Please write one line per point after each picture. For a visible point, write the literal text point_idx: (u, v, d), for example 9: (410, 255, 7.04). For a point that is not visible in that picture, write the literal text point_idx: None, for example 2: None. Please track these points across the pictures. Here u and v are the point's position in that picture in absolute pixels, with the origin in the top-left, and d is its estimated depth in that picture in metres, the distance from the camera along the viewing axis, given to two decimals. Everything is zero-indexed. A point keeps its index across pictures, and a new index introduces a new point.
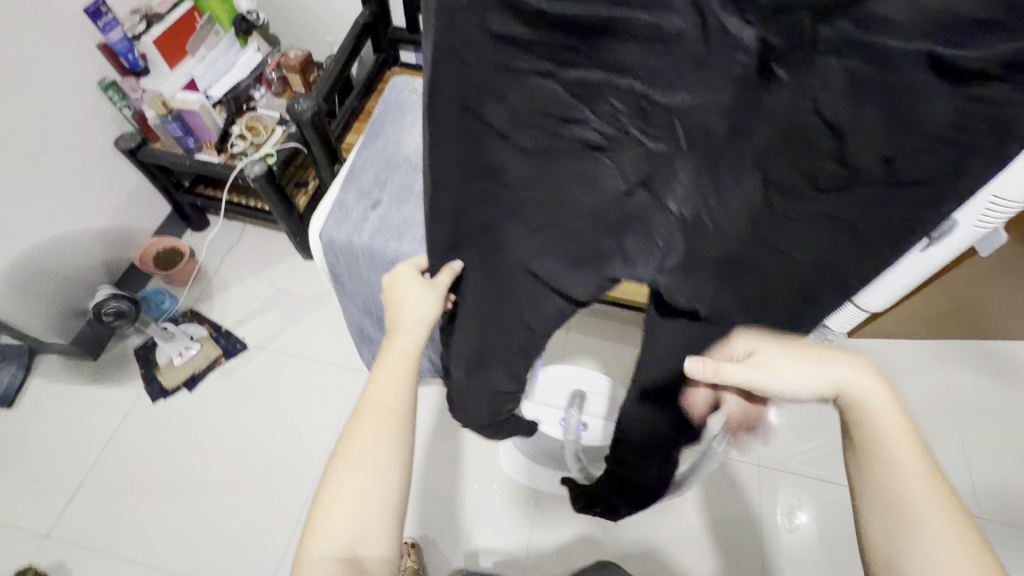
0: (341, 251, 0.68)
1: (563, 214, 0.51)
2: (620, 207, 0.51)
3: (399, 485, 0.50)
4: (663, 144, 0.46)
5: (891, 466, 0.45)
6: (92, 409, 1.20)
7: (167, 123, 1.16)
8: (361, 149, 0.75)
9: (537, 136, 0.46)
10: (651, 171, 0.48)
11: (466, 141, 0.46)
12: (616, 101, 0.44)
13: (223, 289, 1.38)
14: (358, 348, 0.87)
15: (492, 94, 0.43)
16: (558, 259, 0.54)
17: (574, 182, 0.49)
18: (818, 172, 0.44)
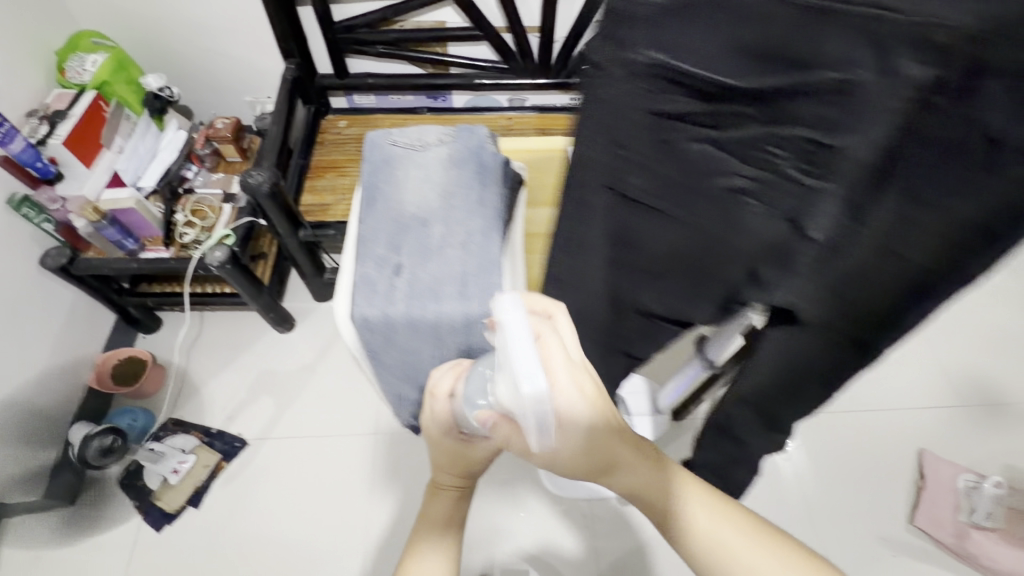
0: (378, 327, 0.65)
1: (683, 259, 0.46)
2: (761, 243, 0.41)
3: None
4: (827, 190, 0.37)
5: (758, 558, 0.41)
6: (88, 559, 1.06)
7: (103, 229, 1.05)
8: (364, 216, 0.72)
9: (682, 191, 0.41)
10: (796, 211, 0.39)
11: (598, 210, 0.46)
12: (777, 148, 0.37)
13: (199, 388, 1.26)
14: (394, 414, 0.85)
15: (625, 165, 0.42)
16: (674, 299, 0.49)
17: (720, 231, 0.42)
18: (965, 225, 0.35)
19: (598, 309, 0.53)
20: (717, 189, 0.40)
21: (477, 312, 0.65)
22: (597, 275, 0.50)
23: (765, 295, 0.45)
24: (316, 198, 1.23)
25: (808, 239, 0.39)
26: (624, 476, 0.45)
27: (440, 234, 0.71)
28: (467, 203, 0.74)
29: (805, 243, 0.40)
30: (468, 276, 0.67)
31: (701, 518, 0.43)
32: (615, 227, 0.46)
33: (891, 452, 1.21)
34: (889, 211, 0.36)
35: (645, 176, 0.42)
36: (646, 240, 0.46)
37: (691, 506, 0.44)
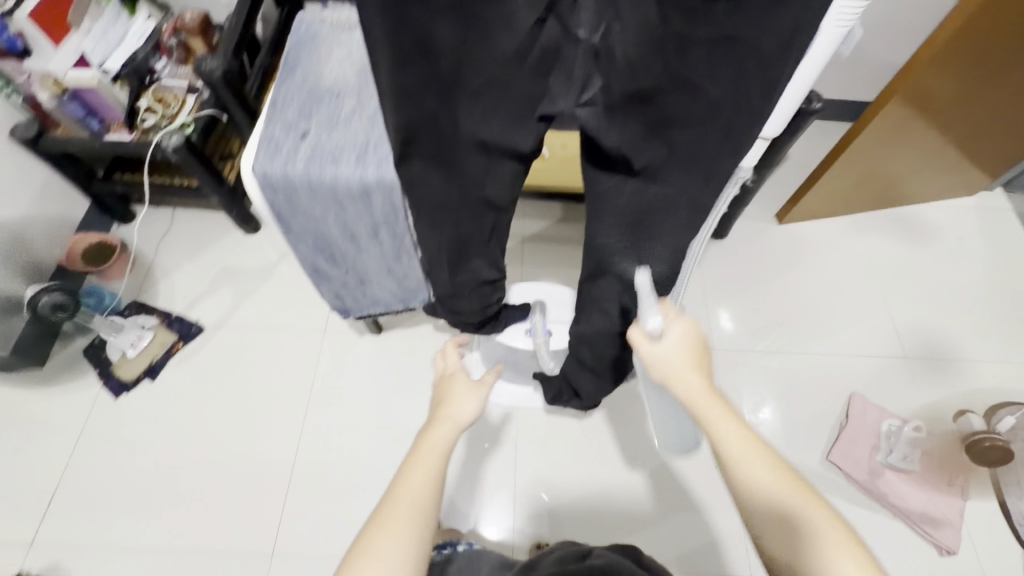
0: (279, 186, 0.68)
1: (484, 61, 0.50)
2: (540, 42, 0.50)
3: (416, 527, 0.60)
4: None
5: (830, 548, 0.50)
6: (50, 416, 1.15)
7: (65, 104, 1.10)
8: (279, 84, 0.74)
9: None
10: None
11: (391, 9, 0.45)
12: None
13: (165, 276, 1.33)
14: (317, 291, 0.89)
15: None
16: (496, 118, 0.55)
17: (496, 28, 0.48)
18: None
19: (437, 143, 0.57)
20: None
21: (373, 177, 0.68)
22: (423, 96, 0.52)
23: (580, 91, 0.54)
24: None
25: (576, 37, 0.50)
26: (732, 452, 0.55)
27: (351, 106, 0.73)
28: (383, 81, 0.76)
29: (575, 44, 0.51)
30: (370, 145, 0.70)
31: (773, 494, 0.53)
32: (418, 32, 0.47)
33: (823, 395, 1.23)
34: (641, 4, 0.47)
35: None
36: (443, 38, 0.48)
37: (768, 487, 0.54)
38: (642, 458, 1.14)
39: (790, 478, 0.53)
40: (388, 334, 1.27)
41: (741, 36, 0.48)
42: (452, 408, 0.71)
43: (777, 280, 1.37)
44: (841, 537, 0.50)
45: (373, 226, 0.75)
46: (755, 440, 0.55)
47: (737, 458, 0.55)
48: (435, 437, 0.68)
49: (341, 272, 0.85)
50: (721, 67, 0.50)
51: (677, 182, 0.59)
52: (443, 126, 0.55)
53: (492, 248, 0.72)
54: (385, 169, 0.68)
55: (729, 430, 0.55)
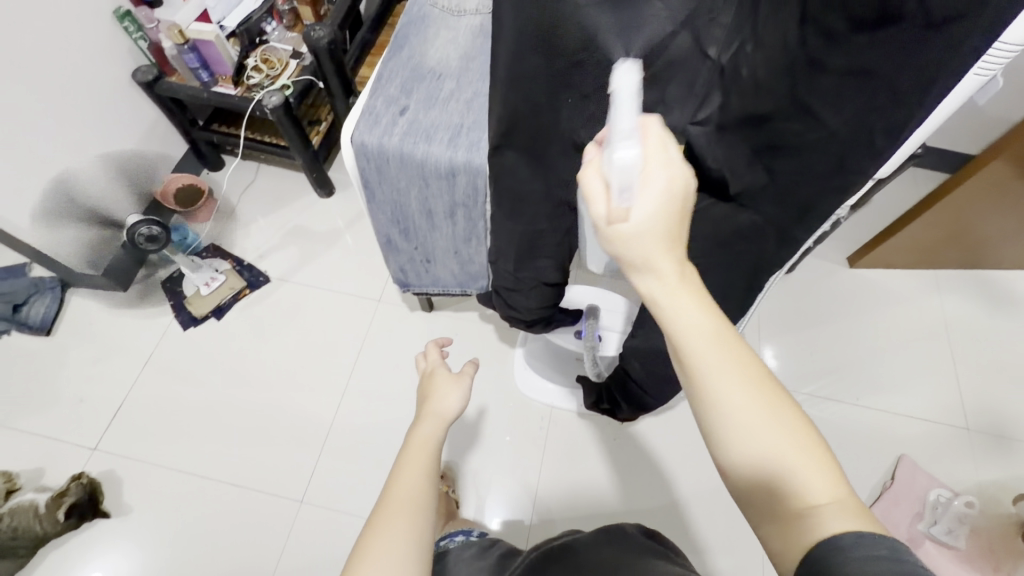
0: (373, 155, 0.72)
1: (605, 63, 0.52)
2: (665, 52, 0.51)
3: (414, 526, 0.59)
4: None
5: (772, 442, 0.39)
6: (125, 336, 1.25)
7: (184, 54, 1.17)
8: (386, 59, 0.77)
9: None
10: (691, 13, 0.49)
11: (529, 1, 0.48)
12: None
13: (242, 226, 1.41)
14: (385, 260, 0.93)
15: None
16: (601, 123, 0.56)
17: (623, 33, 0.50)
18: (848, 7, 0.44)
19: (537, 138, 0.58)
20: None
21: (462, 159, 0.70)
22: (535, 92, 0.54)
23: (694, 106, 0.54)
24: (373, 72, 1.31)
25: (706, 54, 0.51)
26: (691, 337, 0.41)
27: (450, 89, 0.75)
28: (483, 68, 0.78)
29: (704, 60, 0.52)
30: (463, 128, 0.72)
31: (735, 399, 0.40)
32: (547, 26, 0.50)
33: (869, 452, 1.18)
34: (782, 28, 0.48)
35: None
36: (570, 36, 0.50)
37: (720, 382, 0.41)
38: (669, 479, 1.13)
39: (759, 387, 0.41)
40: (439, 314, 1.31)
41: (876, 71, 0.47)
42: (437, 402, 0.73)
43: (837, 325, 1.32)
44: (811, 455, 0.39)
45: (450, 206, 0.78)
46: (727, 333, 0.41)
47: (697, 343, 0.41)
48: (422, 432, 0.69)
49: (411, 245, 0.88)
50: (847, 100, 0.49)
51: (768, 210, 0.59)
52: (546, 119, 0.56)
53: (565, 248, 0.73)
54: (475, 154, 0.70)
55: (679, 300, 0.41)
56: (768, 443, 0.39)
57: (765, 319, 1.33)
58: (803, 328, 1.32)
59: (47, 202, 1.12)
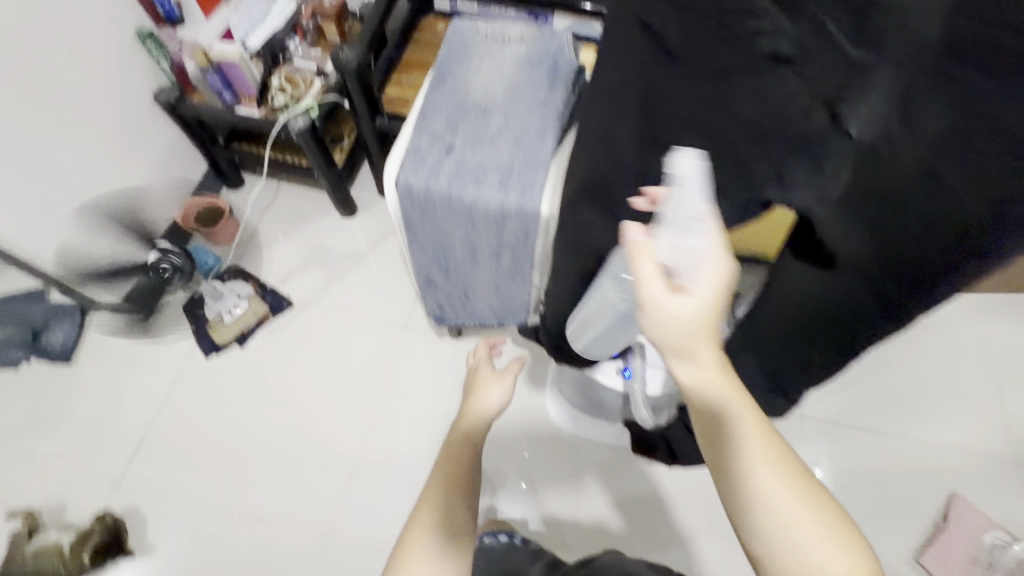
0: (418, 198, 0.68)
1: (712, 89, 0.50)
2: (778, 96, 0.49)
3: (441, 534, 0.66)
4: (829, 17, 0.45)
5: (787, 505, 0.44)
6: (147, 364, 1.22)
7: (209, 75, 1.14)
8: (429, 92, 0.73)
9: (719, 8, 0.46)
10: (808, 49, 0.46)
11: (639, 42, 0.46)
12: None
13: (264, 247, 1.38)
14: (420, 296, 0.89)
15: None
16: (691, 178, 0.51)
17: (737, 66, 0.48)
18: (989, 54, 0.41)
19: None
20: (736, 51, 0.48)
21: (514, 203, 0.66)
22: None
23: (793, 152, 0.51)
24: (399, 91, 1.26)
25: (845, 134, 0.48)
26: (721, 407, 0.47)
27: (497, 125, 0.71)
28: (531, 100, 0.73)
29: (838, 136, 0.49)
30: (514, 168, 0.68)
31: (760, 470, 0.46)
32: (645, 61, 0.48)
33: (917, 489, 1.13)
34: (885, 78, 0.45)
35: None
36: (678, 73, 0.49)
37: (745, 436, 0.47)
38: (709, 516, 1.07)
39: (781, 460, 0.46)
40: (466, 340, 1.27)
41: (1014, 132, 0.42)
42: (478, 399, 0.81)
43: (880, 352, 1.27)
44: (825, 526, 0.44)
45: (497, 248, 0.74)
46: (752, 406, 0.48)
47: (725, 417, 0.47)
48: (463, 426, 0.79)
49: (450, 284, 0.84)
50: (971, 162, 0.45)
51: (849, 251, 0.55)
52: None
53: (623, 295, 0.68)
54: (528, 198, 0.66)
55: (716, 377, 0.48)
56: (790, 512, 0.44)
57: None
58: None
59: (68, 233, 1.08)
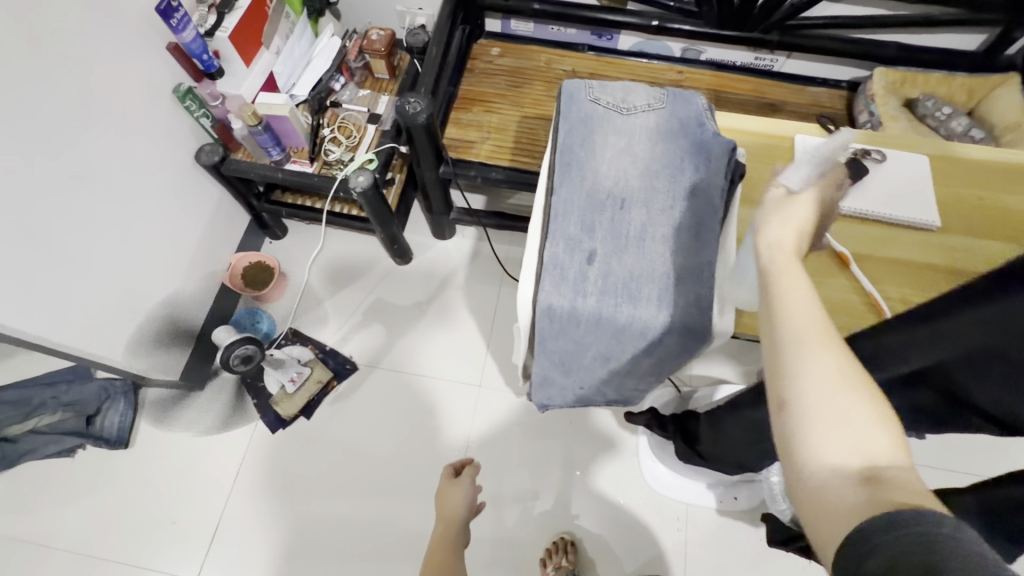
0: (561, 319, 0.59)
1: None
2: None
3: None
4: None
5: (816, 362, 0.34)
6: (211, 444, 1.15)
7: (258, 135, 1.01)
8: (556, 184, 0.63)
9: None
10: None
11: None
12: None
13: (318, 303, 1.28)
14: (528, 391, 0.80)
15: None
16: None
17: None
18: None
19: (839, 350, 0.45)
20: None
21: (677, 323, 0.57)
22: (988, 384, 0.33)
23: None
24: (460, 133, 1.13)
25: None
26: (773, 282, 0.38)
27: (641, 219, 0.61)
28: (676, 188, 0.63)
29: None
30: (671, 280, 0.58)
31: (800, 327, 0.35)
32: None
33: None
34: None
35: None
36: None
37: (783, 285, 0.37)
38: None
39: (841, 346, 0.34)
40: None
41: None
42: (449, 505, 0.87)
43: None
44: (867, 403, 0.33)
45: (640, 360, 0.64)
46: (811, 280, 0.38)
47: (780, 299, 0.37)
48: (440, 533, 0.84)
49: (570, 383, 0.75)
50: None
51: None
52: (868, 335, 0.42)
53: None
54: (694, 316, 0.57)
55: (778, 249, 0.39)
56: (821, 365, 0.34)
57: None
58: None
59: (142, 326, 1.03)
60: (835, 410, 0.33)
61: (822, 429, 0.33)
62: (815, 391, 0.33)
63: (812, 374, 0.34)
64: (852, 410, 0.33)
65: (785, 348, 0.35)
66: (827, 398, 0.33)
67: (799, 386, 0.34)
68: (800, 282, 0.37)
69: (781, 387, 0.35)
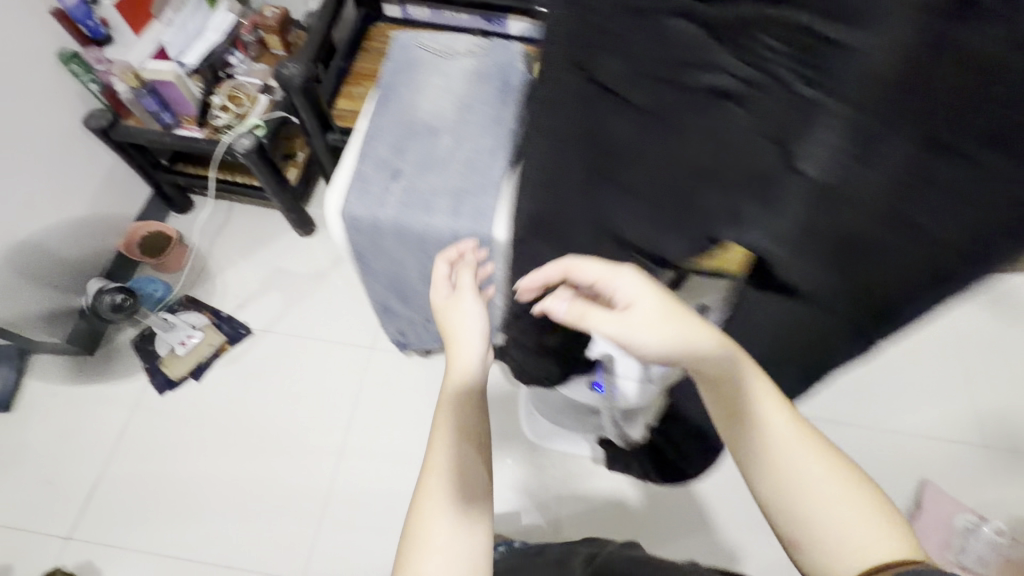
0: (367, 229, 0.64)
1: (663, 167, 0.46)
2: (748, 162, 0.44)
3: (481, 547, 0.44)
4: (823, 96, 0.38)
5: (824, 477, 0.42)
6: (96, 406, 1.15)
7: (142, 98, 1.06)
8: (375, 114, 0.70)
9: (667, 91, 0.42)
10: (785, 127, 0.41)
11: (583, 107, 0.46)
12: (773, 42, 0.38)
13: (218, 272, 1.31)
14: (381, 325, 0.85)
15: (604, 46, 0.42)
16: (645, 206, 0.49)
17: (693, 133, 0.43)
18: (969, 125, 0.36)
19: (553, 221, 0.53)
20: (699, 96, 0.42)
21: (467, 231, 0.63)
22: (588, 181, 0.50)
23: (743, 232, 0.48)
24: (351, 104, 1.20)
25: (799, 174, 0.42)
26: (762, 421, 0.45)
27: (449, 146, 0.67)
28: (484, 120, 0.70)
29: (792, 176, 0.43)
30: (466, 193, 0.64)
31: (798, 455, 0.43)
32: (587, 121, 0.47)
33: (887, 474, 1.14)
34: (897, 147, 0.39)
35: (630, 67, 0.42)
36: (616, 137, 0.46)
37: (777, 422, 0.44)
38: (688, 522, 1.07)
39: (828, 445, 0.44)
40: (436, 358, 1.23)
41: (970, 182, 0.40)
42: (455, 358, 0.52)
43: None
44: (865, 500, 0.41)
45: None
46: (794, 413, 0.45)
47: (767, 425, 0.44)
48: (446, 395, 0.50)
49: (410, 312, 0.80)
50: (959, 213, 0.40)
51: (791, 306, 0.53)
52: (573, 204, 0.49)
53: None
54: (483, 224, 0.63)
55: (710, 336, 0.47)
56: (811, 468, 0.42)
57: None
58: None
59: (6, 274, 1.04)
60: (846, 517, 0.40)
61: (847, 540, 0.40)
62: (825, 501, 0.41)
63: (818, 491, 0.42)
64: (854, 513, 0.41)
65: (790, 476, 0.43)
66: (841, 505, 0.41)
67: (809, 506, 0.41)
68: (783, 413, 0.45)
69: (786, 495, 0.43)
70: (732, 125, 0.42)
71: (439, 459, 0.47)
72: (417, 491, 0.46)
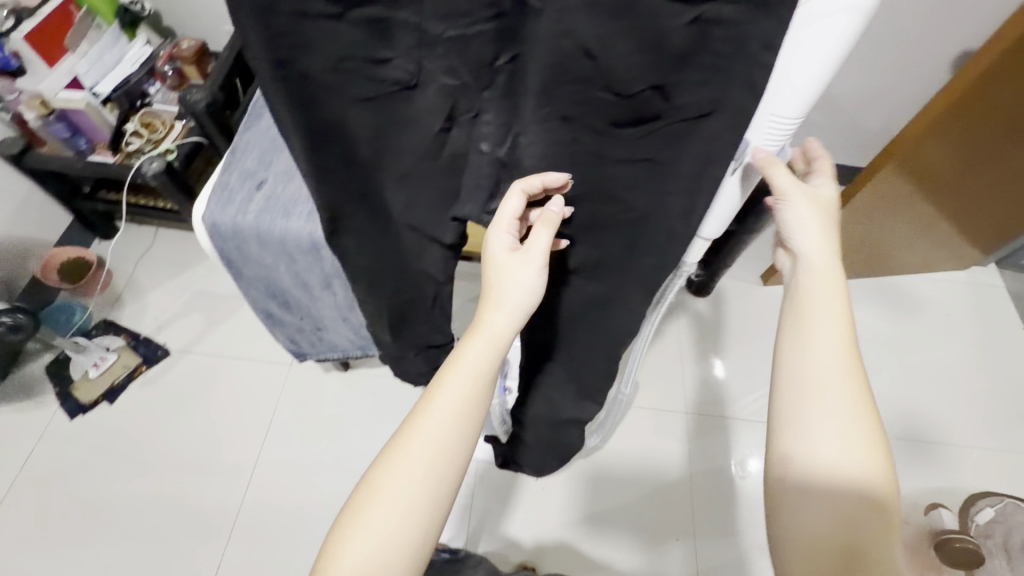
0: (230, 235, 0.68)
1: (392, 153, 0.49)
2: (448, 148, 0.50)
3: (440, 502, 0.46)
4: (457, 79, 0.45)
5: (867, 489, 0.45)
6: (2, 432, 1.14)
7: (51, 125, 1.13)
8: (246, 130, 0.74)
9: (363, 83, 0.44)
10: (456, 108, 0.47)
11: (303, 97, 0.43)
12: (409, 39, 0.42)
13: (139, 295, 1.32)
14: (274, 333, 0.88)
15: (296, 43, 0.40)
16: (433, 200, 0.53)
17: (400, 125, 0.48)
18: (599, 104, 0.44)
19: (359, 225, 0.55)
20: (390, 91, 0.45)
21: (320, 235, 0.66)
22: (341, 183, 0.50)
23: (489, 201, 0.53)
24: None
25: (484, 150, 0.50)
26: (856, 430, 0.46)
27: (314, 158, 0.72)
28: None
29: (481, 154, 0.50)
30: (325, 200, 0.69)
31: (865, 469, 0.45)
32: (321, 129, 0.46)
33: None
34: (536, 125, 0.47)
35: (329, 64, 0.42)
36: (346, 130, 0.47)
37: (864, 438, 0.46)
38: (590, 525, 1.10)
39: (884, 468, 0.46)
40: (355, 372, 1.25)
41: (652, 155, 0.47)
42: (490, 315, 0.49)
43: (766, 342, 1.29)
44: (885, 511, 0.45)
45: (325, 278, 0.73)
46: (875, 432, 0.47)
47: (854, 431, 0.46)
48: (473, 348, 0.48)
49: (296, 318, 0.84)
50: (639, 181, 0.49)
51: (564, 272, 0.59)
52: (382, 203, 0.53)
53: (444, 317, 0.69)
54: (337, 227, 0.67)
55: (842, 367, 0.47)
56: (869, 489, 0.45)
57: (689, 343, 1.30)
58: (730, 350, 1.29)
59: None
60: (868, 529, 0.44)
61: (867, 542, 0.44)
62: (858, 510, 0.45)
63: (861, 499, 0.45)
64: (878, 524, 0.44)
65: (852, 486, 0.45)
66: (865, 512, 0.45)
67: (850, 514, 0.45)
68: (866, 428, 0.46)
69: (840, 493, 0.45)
70: (412, 108, 0.47)
71: (426, 420, 0.46)
72: (403, 425, 0.47)
